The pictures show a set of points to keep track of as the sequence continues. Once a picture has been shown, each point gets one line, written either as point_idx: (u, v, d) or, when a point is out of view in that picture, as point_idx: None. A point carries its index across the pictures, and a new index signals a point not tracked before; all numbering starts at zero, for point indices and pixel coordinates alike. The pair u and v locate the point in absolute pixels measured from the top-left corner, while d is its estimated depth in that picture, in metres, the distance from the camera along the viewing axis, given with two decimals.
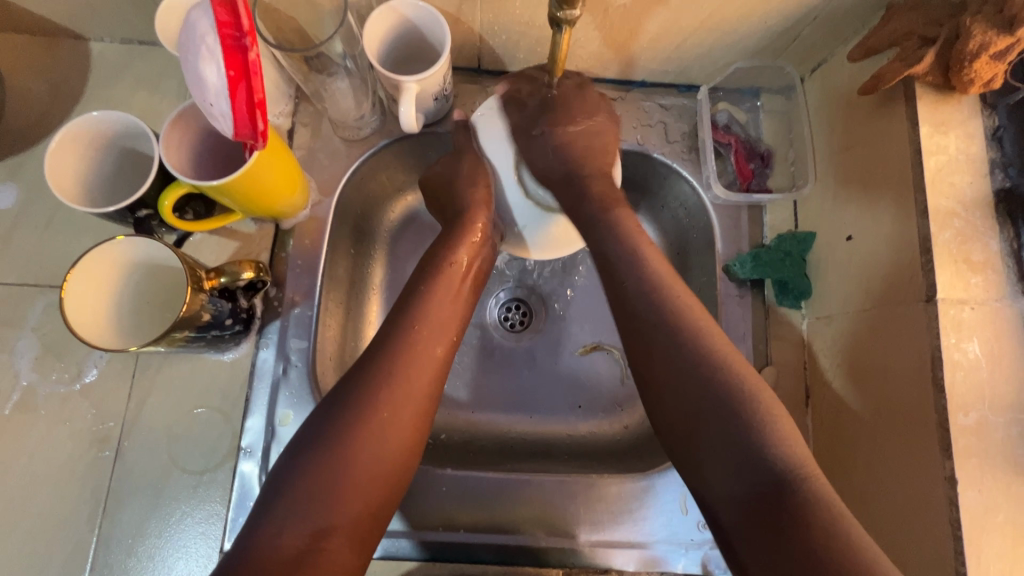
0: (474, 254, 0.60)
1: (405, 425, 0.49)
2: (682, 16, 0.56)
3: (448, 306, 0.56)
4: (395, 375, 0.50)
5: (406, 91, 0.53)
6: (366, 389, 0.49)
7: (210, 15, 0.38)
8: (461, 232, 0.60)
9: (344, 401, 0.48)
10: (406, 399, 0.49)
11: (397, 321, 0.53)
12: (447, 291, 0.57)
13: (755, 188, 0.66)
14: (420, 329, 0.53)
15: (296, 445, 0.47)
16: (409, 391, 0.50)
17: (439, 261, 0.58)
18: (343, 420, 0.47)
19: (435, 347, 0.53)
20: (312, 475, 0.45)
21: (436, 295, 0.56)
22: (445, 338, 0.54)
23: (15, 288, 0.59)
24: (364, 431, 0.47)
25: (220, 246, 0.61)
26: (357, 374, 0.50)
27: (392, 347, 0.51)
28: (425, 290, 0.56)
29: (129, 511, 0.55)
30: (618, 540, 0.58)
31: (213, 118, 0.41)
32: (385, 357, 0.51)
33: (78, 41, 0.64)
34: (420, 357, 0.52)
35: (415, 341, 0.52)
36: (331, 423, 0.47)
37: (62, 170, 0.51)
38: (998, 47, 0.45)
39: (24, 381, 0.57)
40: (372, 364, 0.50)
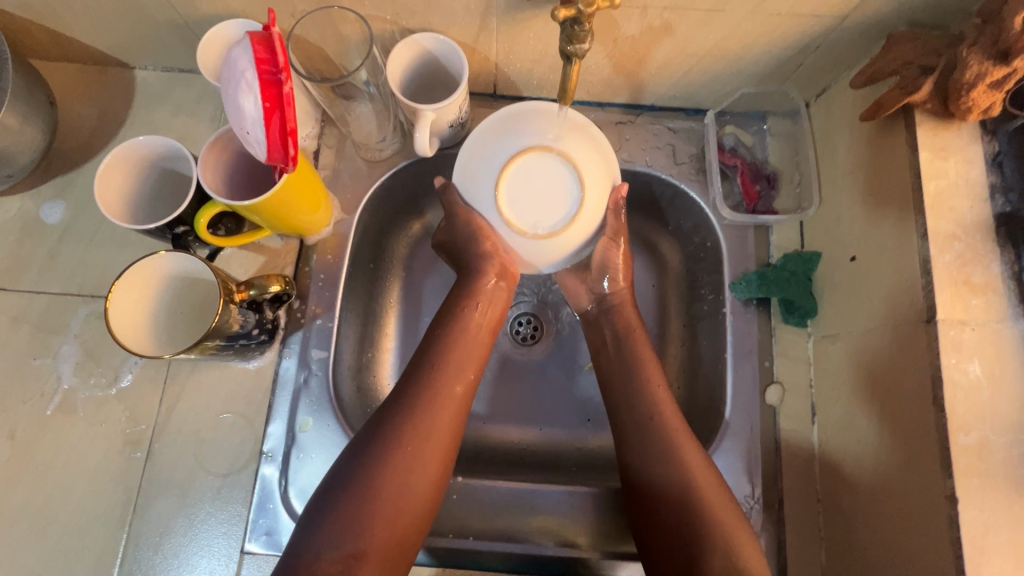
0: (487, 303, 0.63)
1: (431, 460, 0.53)
2: (688, 45, 0.59)
3: (468, 347, 0.59)
4: (420, 414, 0.54)
5: (423, 119, 0.57)
6: (394, 427, 0.53)
7: (249, 52, 0.42)
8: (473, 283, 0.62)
9: (375, 436, 0.53)
10: (430, 437, 0.54)
11: (423, 359, 0.58)
12: (468, 335, 0.60)
13: (761, 209, 0.68)
14: (444, 365, 0.57)
15: (332, 478, 0.51)
16: (433, 428, 0.54)
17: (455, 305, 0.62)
18: (374, 455, 0.52)
19: (457, 386, 0.57)
20: (346, 508, 0.49)
21: (459, 334, 0.60)
22: (465, 376, 0.58)
23: (60, 297, 0.63)
24: (392, 466, 0.51)
25: (248, 260, 0.65)
26: (387, 412, 0.54)
27: (417, 385, 0.56)
28: (447, 333, 0.60)
29: (157, 510, 0.58)
30: (624, 551, 0.59)
31: (249, 145, 0.44)
32: (411, 396, 0.55)
33: (125, 69, 0.69)
34: (443, 395, 0.56)
35: (438, 381, 0.56)
36: (364, 459, 0.52)
37: (109, 190, 0.56)
38: (994, 78, 0.47)
39: (65, 385, 0.61)
40: (400, 403, 0.55)
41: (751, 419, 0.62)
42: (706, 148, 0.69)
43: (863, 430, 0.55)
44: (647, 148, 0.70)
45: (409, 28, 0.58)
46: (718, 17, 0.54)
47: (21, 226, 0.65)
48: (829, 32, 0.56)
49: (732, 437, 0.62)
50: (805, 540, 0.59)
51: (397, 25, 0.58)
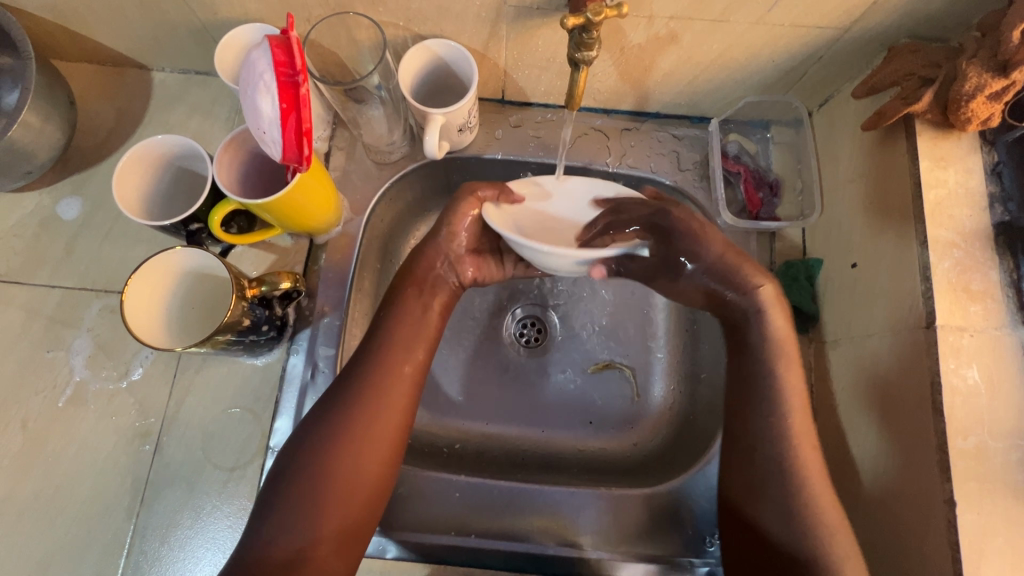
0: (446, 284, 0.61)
1: (380, 445, 0.53)
2: (694, 55, 0.60)
3: (416, 330, 0.58)
4: (367, 399, 0.53)
5: (433, 123, 0.58)
6: (342, 411, 0.53)
7: (268, 55, 0.43)
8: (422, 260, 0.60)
9: (325, 418, 0.53)
10: (377, 421, 0.53)
11: (373, 340, 0.56)
12: (417, 318, 0.58)
13: (764, 216, 0.69)
14: (389, 350, 0.56)
15: (285, 460, 0.52)
16: (380, 412, 0.54)
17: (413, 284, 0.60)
18: (323, 438, 0.52)
19: (404, 368, 0.56)
20: (296, 494, 0.50)
21: (404, 315, 0.58)
22: (414, 359, 0.57)
23: (74, 291, 0.65)
24: (340, 450, 0.52)
25: (258, 258, 0.66)
26: (337, 393, 0.54)
27: (365, 367, 0.55)
28: (392, 316, 0.58)
29: (164, 502, 0.59)
30: (624, 553, 0.60)
31: (265, 144, 0.46)
32: (358, 377, 0.54)
33: (143, 71, 0.71)
34: (389, 378, 0.55)
35: (388, 362, 0.55)
36: (314, 440, 0.52)
37: (127, 187, 0.57)
38: (993, 89, 0.48)
39: (77, 377, 0.62)
40: (350, 384, 0.54)
41: None
42: (710, 155, 0.71)
43: (863, 435, 0.55)
44: (652, 154, 0.71)
45: (421, 34, 0.60)
46: (722, 28, 0.55)
47: (38, 221, 0.67)
48: (832, 44, 0.57)
49: None
50: None
51: (410, 32, 0.59)
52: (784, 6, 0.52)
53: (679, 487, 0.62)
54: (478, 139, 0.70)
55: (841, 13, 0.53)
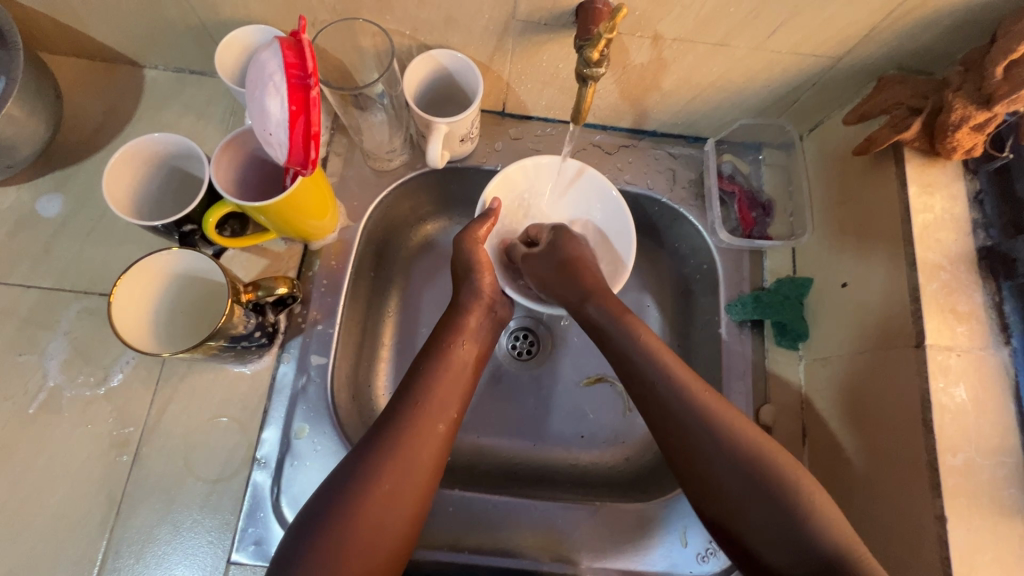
0: (483, 318, 0.62)
1: (406, 504, 0.50)
2: (694, 76, 0.61)
3: (453, 384, 0.56)
4: (400, 454, 0.50)
5: (436, 131, 0.59)
6: (373, 468, 0.49)
7: (278, 56, 0.42)
8: (470, 298, 0.62)
9: (353, 476, 0.49)
10: (410, 477, 0.50)
11: (408, 394, 0.54)
12: (453, 370, 0.57)
13: (757, 235, 0.70)
14: (425, 402, 0.54)
15: (305, 518, 0.48)
16: (412, 471, 0.50)
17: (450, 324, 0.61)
18: (346, 497, 0.48)
19: (438, 424, 0.53)
20: (316, 547, 0.46)
21: (439, 366, 0.56)
22: (448, 414, 0.54)
23: (52, 292, 0.62)
24: (366, 508, 0.48)
25: (250, 262, 0.64)
26: (366, 449, 0.51)
27: (399, 422, 0.52)
28: (432, 366, 0.56)
29: (141, 516, 0.56)
30: (617, 568, 0.59)
31: (270, 146, 0.45)
32: (389, 432, 0.51)
33: (135, 68, 0.69)
34: (423, 434, 0.52)
35: (423, 417, 0.53)
36: (336, 499, 0.48)
37: (117, 186, 0.55)
38: (977, 121, 0.51)
39: (51, 382, 0.59)
40: (380, 439, 0.51)
41: None
42: (705, 174, 0.72)
43: (853, 451, 0.57)
44: (648, 171, 0.72)
45: (427, 44, 0.60)
46: (722, 52, 0.57)
47: (16, 218, 0.64)
48: (825, 71, 0.60)
49: None
50: None
51: (415, 41, 0.59)
52: (783, 34, 0.54)
53: (672, 502, 0.62)
54: (478, 150, 0.70)
55: (835, 43, 0.55)
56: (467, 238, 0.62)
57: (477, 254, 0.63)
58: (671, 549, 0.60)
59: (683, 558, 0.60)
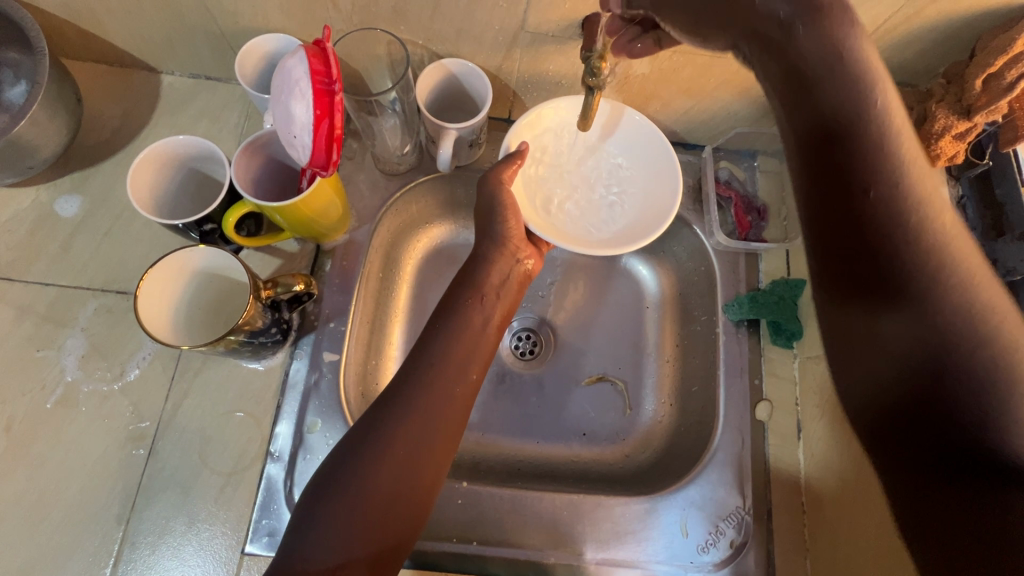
0: (507, 270, 0.61)
1: (424, 465, 0.51)
2: (693, 86, 0.65)
3: (471, 348, 0.57)
4: (418, 417, 0.52)
5: (448, 137, 0.61)
6: (392, 430, 0.51)
7: (304, 63, 0.45)
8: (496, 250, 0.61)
9: (371, 437, 0.50)
10: (428, 439, 0.52)
11: (424, 357, 0.55)
12: (472, 332, 0.58)
13: (753, 238, 0.73)
14: (441, 364, 0.55)
15: (323, 479, 0.49)
16: (430, 432, 0.52)
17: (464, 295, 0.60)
18: (365, 457, 0.49)
19: (455, 386, 0.55)
20: (337, 505, 0.48)
21: (457, 326, 0.58)
22: (466, 376, 0.56)
23: (69, 290, 0.63)
24: (384, 472, 0.49)
25: (264, 262, 0.66)
26: (384, 412, 0.52)
27: (416, 382, 0.54)
28: (451, 328, 0.57)
29: (157, 507, 0.57)
30: (620, 559, 0.61)
31: (294, 148, 0.47)
32: (407, 394, 0.53)
33: (151, 73, 0.71)
34: (440, 394, 0.54)
35: (443, 372, 0.55)
36: (357, 456, 0.50)
37: (140, 187, 0.57)
38: (958, 130, 0.54)
39: (68, 377, 0.60)
40: (399, 402, 0.52)
41: (742, 435, 0.66)
42: (703, 180, 0.75)
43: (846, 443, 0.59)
44: None
45: (439, 53, 0.63)
46: (719, 64, 0.60)
47: (34, 218, 0.65)
48: None
49: (724, 451, 0.65)
50: (793, 552, 0.63)
51: (427, 50, 0.62)
52: None
53: (672, 495, 0.64)
54: (485, 155, 0.73)
55: None
56: (491, 179, 0.59)
57: (504, 197, 0.59)
58: (672, 540, 0.62)
59: (684, 549, 0.62)
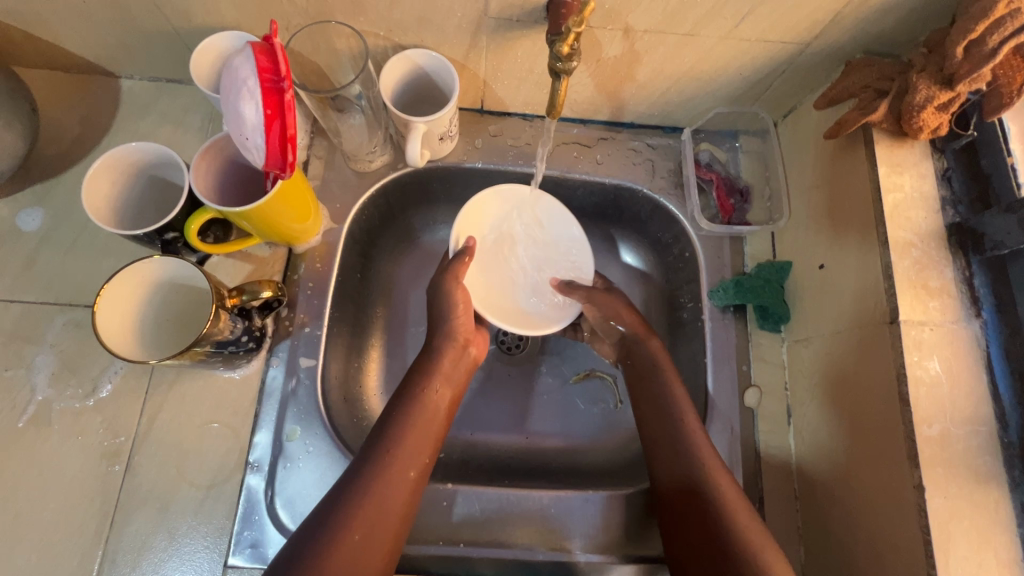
0: (455, 360, 0.64)
1: (378, 552, 0.49)
2: (666, 66, 0.62)
3: (425, 431, 0.57)
4: (375, 498, 0.50)
5: (415, 130, 0.59)
6: (347, 515, 0.49)
7: (251, 61, 0.43)
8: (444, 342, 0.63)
9: (323, 529, 0.48)
10: (382, 525, 0.50)
11: (379, 442, 0.54)
12: (425, 418, 0.58)
13: (736, 221, 0.72)
14: (397, 451, 0.54)
15: (276, 567, 0.45)
16: (383, 518, 0.50)
17: (413, 385, 0.60)
18: (321, 540, 0.47)
19: (411, 470, 0.54)
20: None
21: (410, 413, 0.57)
22: (421, 457, 0.55)
23: (36, 305, 0.61)
24: (336, 559, 0.46)
25: (235, 268, 0.65)
26: (337, 501, 0.50)
27: (373, 469, 0.52)
28: (405, 412, 0.57)
29: (136, 525, 0.56)
30: (611, 553, 0.60)
31: (247, 151, 0.45)
32: (362, 483, 0.51)
33: (110, 78, 0.69)
34: (398, 483, 0.52)
35: (396, 460, 0.53)
36: (308, 546, 0.47)
37: (97, 198, 0.55)
38: (941, 100, 0.52)
39: (39, 396, 0.59)
40: (353, 485, 0.51)
41: (732, 421, 0.65)
42: (683, 163, 0.73)
43: (834, 428, 0.58)
44: (628, 163, 0.73)
45: (401, 44, 0.60)
46: (693, 42, 0.58)
47: None
48: (794, 58, 0.61)
49: (714, 438, 0.65)
50: (786, 538, 0.61)
51: (390, 41, 0.60)
52: (752, 21, 0.55)
53: None
54: (459, 148, 0.71)
55: (801, 29, 0.56)
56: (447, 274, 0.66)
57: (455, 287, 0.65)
58: None
59: None
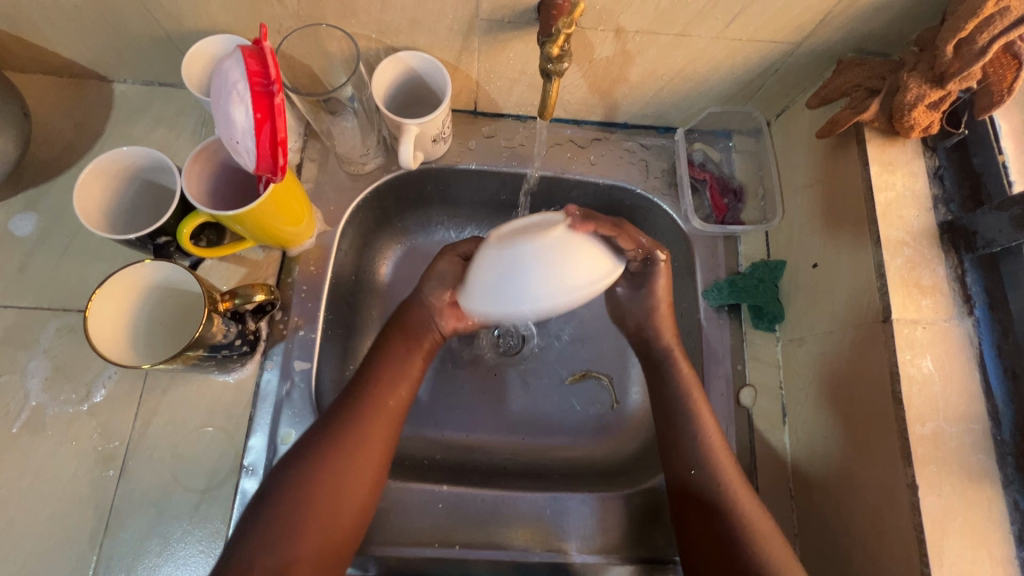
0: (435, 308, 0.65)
1: (365, 474, 0.53)
2: (658, 67, 0.62)
3: (407, 364, 0.60)
4: (356, 422, 0.54)
5: (407, 133, 0.59)
6: (327, 446, 0.53)
7: (240, 64, 0.43)
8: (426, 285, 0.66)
9: (311, 447, 0.53)
10: (364, 454, 0.53)
11: (364, 372, 0.58)
12: (405, 350, 0.60)
13: (730, 220, 0.72)
14: (378, 383, 0.57)
15: (268, 486, 0.51)
16: (367, 441, 0.54)
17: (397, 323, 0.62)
18: (307, 467, 0.51)
19: (390, 399, 0.57)
20: (276, 514, 0.49)
21: (391, 348, 0.60)
22: (399, 389, 0.58)
23: (29, 311, 0.61)
24: (322, 474, 0.51)
25: (229, 272, 0.64)
26: (325, 427, 0.54)
27: (357, 398, 0.56)
28: (386, 345, 0.60)
29: (131, 529, 0.56)
30: (608, 555, 0.60)
31: (238, 154, 0.45)
32: (346, 408, 0.55)
33: (103, 83, 0.69)
34: (380, 414, 0.56)
35: (378, 387, 0.57)
36: (299, 462, 0.52)
37: (88, 202, 0.55)
38: (931, 99, 0.52)
39: (32, 402, 0.59)
40: (340, 412, 0.55)
41: (727, 421, 0.65)
42: (676, 163, 0.74)
43: (828, 427, 0.58)
44: (622, 163, 0.73)
45: (393, 47, 0.60)
46: (684, 42, 0.58)
47: None
48: (785, 57, 0.61)
49: None
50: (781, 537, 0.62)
51: (382, 44, 0.60)
52: (742, 21, 0.55)
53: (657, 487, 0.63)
54: (452, 150, 0.71)
55: (793, 29, 0.56)
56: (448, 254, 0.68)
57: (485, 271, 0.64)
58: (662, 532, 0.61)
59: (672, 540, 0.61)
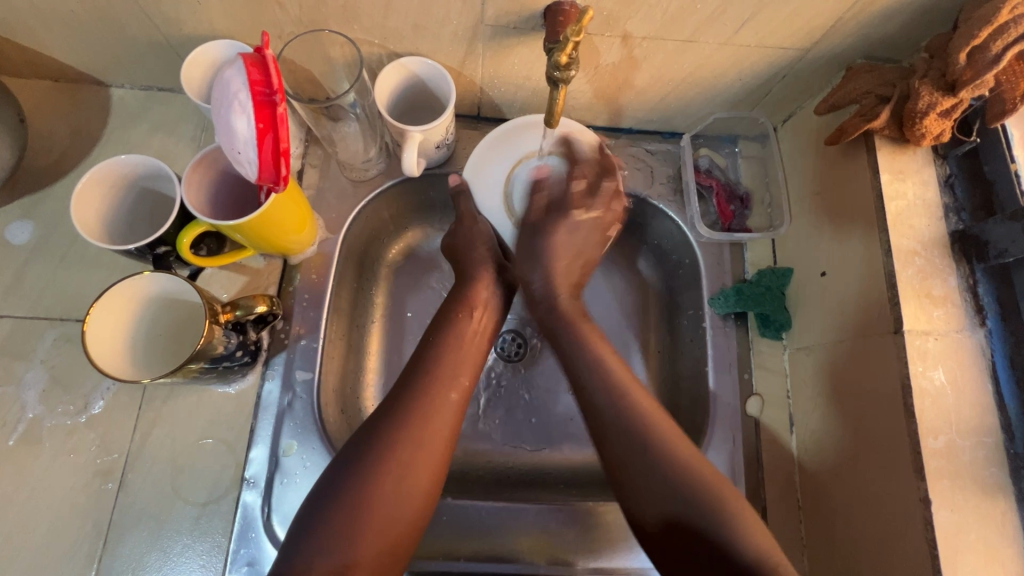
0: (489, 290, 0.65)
1: (425, 468, 0.51)
2: (666, 72, 0.61)
3: (462, 355, 0.59)
4: (420, 414, 0.53)
5: (411, 139, 0.57)
6: (389, 438, 0.51)
7: (242, 73, 0.42)
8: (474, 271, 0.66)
9: (370, 442, 0.51)
10: (425, 449, 0.52)
11: (419, 364, 0.57)
12: (462, 342, 0.60)
13: (736, 227, 0.71)
14: (437, 376, 0.56)
15: (324, 485, 0.49)
16: (428, 434, 0.52)
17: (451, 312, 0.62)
18: (367, 462, 0.50)
19: (451, 392, 0.56)
20: (341, 515, 0.47)
21: (448, 340, 0.59)
22: (459, 382, 0.57)
23: (26, 321, 0.60)
24: (383, 470, 0.50)
25: (229, 280, 0.64)
26: (378, 423, 0.52)
27: (414, 391, 0.54)
28: (444, 338, 0.59)
29: (130, 543, 0.55)
30: (614, 567, 0.60)
31: (240, 164, 0.44)
32: (406, 401, 0.54)
33: (100, 87, 0.68)
34: (439, 407, 0.54)
35: (437, 379, 0.56)
36: (360, 459, 0.50)
37: (86, 213, 0.54)
38: (944, 107, 0.51)
39: (29, 414, 0.58)
40: (398, 406, 0.53)
41: (734, 431, 0.65)
42: (683, 169, 0.73)
43: (837, 437, 0.57)
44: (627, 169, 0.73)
45: (397, 52, 0.59)
46: (693, 48, 0.57)
47: None
48: (795, 63, 0.60)
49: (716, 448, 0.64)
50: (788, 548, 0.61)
51: (385, 49, 0.59)
52: (752, 28, 0.54)
53: None
54: (456, 156, 0.70)
55: (803, 34, 0.55)
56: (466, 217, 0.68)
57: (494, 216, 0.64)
58: None
59: None
